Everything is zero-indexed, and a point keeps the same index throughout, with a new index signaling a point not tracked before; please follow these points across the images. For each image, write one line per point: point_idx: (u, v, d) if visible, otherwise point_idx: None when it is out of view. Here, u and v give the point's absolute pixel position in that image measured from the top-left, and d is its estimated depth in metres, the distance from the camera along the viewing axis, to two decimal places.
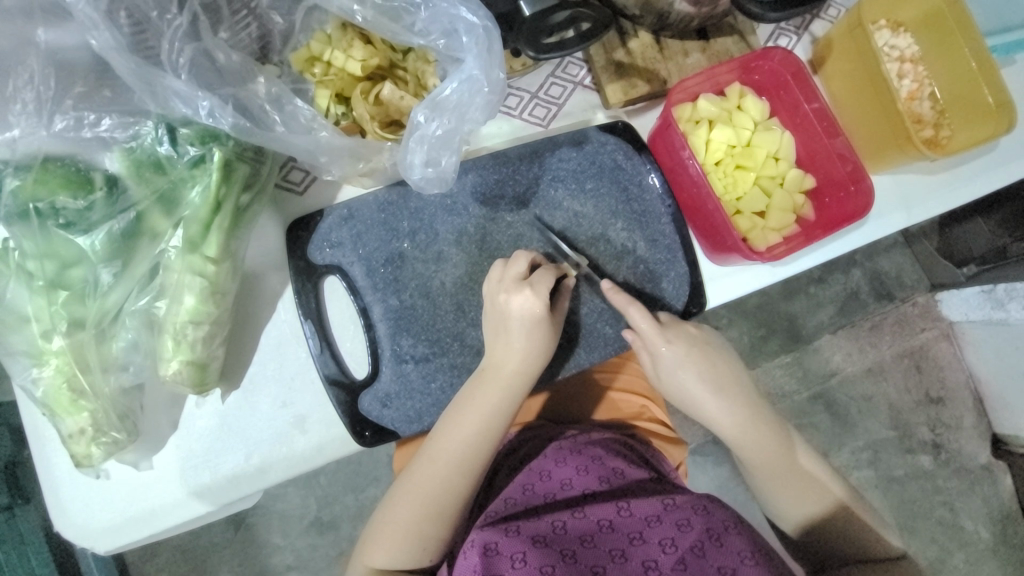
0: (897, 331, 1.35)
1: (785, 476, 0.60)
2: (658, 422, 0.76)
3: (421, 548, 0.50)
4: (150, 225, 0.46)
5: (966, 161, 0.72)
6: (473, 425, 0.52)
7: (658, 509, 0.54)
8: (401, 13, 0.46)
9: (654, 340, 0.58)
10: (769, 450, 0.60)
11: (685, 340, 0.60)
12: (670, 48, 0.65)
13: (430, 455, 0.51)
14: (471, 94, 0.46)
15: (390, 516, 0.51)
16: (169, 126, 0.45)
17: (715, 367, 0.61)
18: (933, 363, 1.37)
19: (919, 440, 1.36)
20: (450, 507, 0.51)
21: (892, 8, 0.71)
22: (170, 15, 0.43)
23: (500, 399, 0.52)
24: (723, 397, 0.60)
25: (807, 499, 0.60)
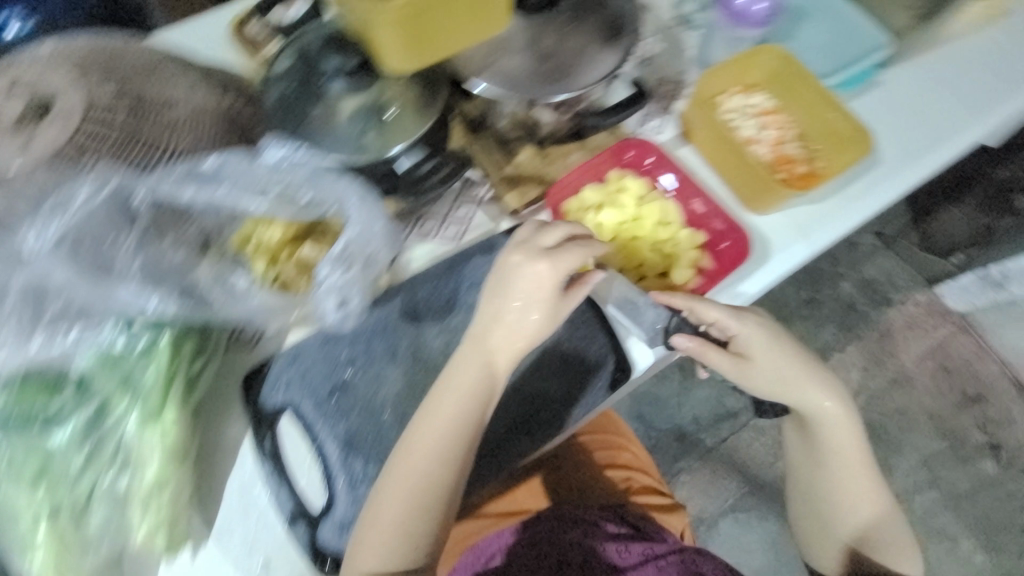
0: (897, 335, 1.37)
1: (843, 474, 0.69)
2: (647, 488, 0.89)
3: (409, 535, 0.55)
4: (115, 407, 0.54)
5: (851, 182, 0.78)
6: (447, 424, 0.56)
7: (649, 569, 0.71)
8: (296, 195, 0.59)
9: (737, 329, 0.65)
10: (840, 447, 0.69)
11: (772, 334, 0.67)
12: (553, 152, 0.74)
13: (407, 457, 0.56)
14: (368, 243, 0.60)
15: (374, 517, 0.55)
16: (128, 321, 0.54)
17: (806, 360, 0.68)
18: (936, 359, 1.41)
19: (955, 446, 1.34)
20: (434, 494, 0.55)
21: (742, 75, 0.79)
22: (122, 238, 0.55)
23: (464, 396, 0.57)
24: (817, 393, 0.67)
25: (866, 507, 0.70)
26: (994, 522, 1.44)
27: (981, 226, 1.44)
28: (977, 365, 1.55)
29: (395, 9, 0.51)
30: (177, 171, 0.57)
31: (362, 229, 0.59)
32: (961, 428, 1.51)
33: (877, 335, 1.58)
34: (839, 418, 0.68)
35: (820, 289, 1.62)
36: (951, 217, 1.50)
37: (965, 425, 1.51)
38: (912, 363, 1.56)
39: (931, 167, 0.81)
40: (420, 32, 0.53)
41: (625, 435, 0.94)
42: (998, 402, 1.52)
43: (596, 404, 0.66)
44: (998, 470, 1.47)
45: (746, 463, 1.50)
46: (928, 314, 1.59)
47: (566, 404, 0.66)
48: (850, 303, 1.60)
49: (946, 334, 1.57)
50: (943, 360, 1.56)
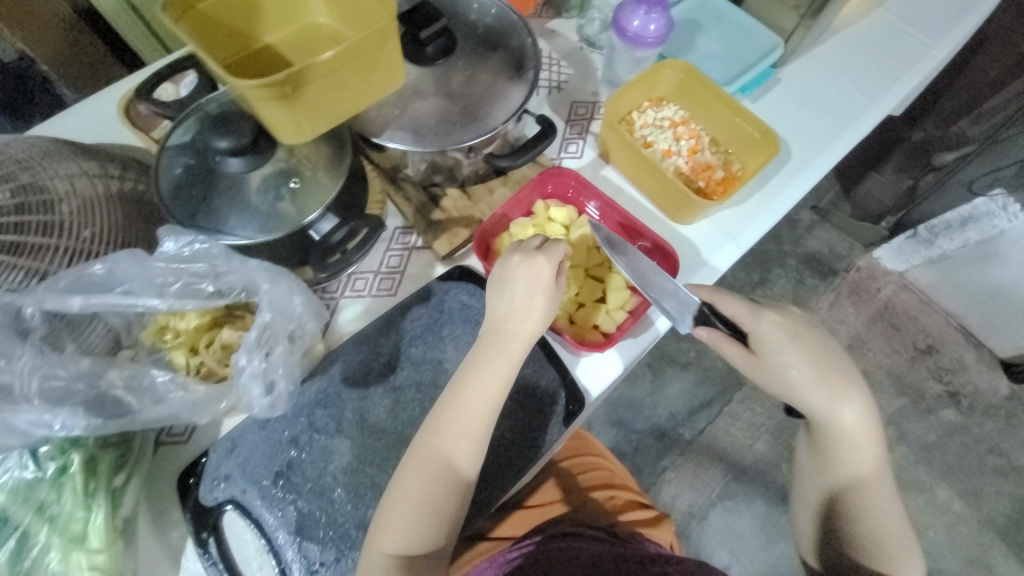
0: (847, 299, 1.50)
1: (868, 496, 0.62)
2: (629, 496, 0.90)
3: (428, 517, 0.55)
4: (33, 542, 0.49)
5: (769, 180, 0.81)
6: (473, 401, 0.56)
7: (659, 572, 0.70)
8: (201, 287, 0.57)
9: (748, 323, 0.61)
10: (861, 464, 0.62)
11: (792, 332, 0.61)
12: (477, 191, 0.75)
13: (433, 434, 0.56)
14: (282, 325, 0.56)
15: (397, 494, 0.55)
16: (32, 451, 0.51)
17: (831, 362, 0.61)
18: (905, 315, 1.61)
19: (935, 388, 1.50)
20: (457, 475, 0.56)
21: (649, 91, 0.83)
22: (14, 356, 0.50)
23: (489, 371, 0.57)
24: (840, 400, 0.60)
25: (874, 515, 0.62)
26: (964, 467, 1.50)
27: (904, 188, 1.57)
28: (922, 319, 1.64)
29: (262, 88, 0.50)
30: (63, 282, 0.51)
31: (277, 305, 0.56)
32: (918, 381, 1.58)
33: (828, 306, 1.64)
34: (862, 429, 0.61)
35: (769, 271, 1.67)
36: (875, 182, 1.63)
37: (921, 378, 1.58)
38: (864, 327, 1.63)
39: (840, 154, 0.85)
40: (296, 103, 0.54)
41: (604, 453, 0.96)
42: (946, 352, 1.61)
43: (554, 440, 0.65)
44: (958, 415, 1.55)
45: (728, 451, 1.52)
46: (870, 279, 1.67)
47: (525, 448, 0.64)
48: (799, 280, 1.67)
49: (888, 295, 1.66)
50: (891, 319, 1.64)
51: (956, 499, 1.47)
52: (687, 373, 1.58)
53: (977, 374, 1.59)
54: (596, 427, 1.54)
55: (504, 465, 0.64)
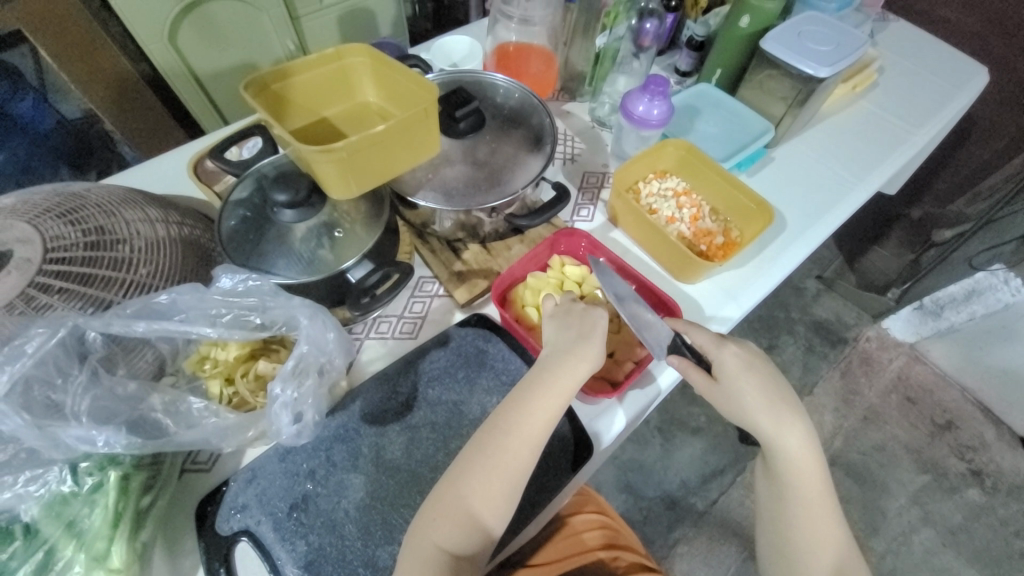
0: (868, 369, 1.65)
1: (820, 528, 0.64)
2: (634, 558, 0.87)
3: (474, 520, 0.57)
4: (60, 557, 0.51)
5: (767, 246, 0.87)
6: (538, 413, 0.61)
7: None
8: (249, 319, 0.62)
9: (713, 352, 0.67)
10: (807, 492, 0.64)
11: (747, 363, 0.66)
12: (496, 247, 0.82)
13: (501, 437, 0.59)
14: (316, 354, 0.60)
15: (456, 489, 0.57)
16: (72, 465, 0.53)
17: (782, 393, 0.65)
18: (919, 390, 1.63)
19: (957, 473, 1.51)
20: (511, 482, 0.58)
21: (654, 164, 0.92)
22: (72, 375, 0.55)
23: (558, 385, 0.62)
24: (787, 428, 0.64)
25: (826, 552, 0.65)
26: (996, 553, 1.42)
27: (908, 261, 1.63)
28: (938, 392, 1.63)
29: (323, 153, 0.60)
30: (128, 310, 0.57)
31: (312, 338, 0.60)
32: (939, 458, 1.53)
33: (840, 375, 1.64)
34: (806, 456, 0.64)
35: (778, 336, 1.69)
36: (877, 255, 1.74)
37: (942, 455, 1.54)
38: (878, 398, 1.61)
39: (834, 225, 0.92)
40: (349, 165, 0.62)
41: (608, 509, 0.95)
42: (966, 428, 1.58)
43: (562, 485, 0.66)
44: (984, 496, 1.49)
45: (743, 524, 1.46)
46: (881, 349, 1.68)
47: (534, 491, 0.65)
48: (808, 347, 1.68)
49: (900, 366, 1.66)
50: (906, 392, 1.62)
51: None
52: (696, 439, 1.56)
53: (999, 452, 1.55)
54: (604, 490, 1.50)
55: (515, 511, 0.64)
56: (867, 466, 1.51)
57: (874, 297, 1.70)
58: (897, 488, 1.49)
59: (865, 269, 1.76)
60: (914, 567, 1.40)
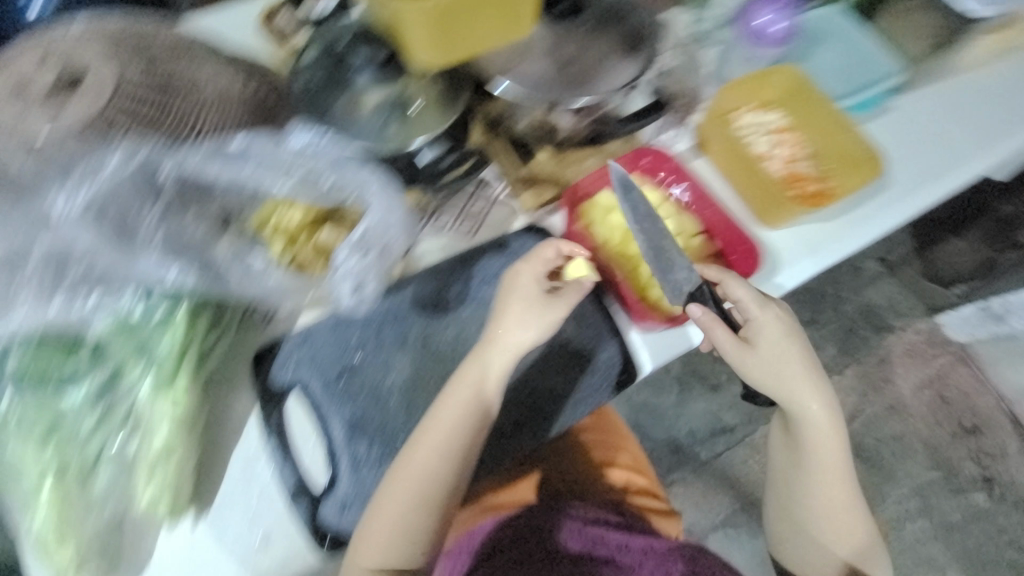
0: (908, 361, 1.57)
1: (830, 487, 0.67)
2: (642, 489, 0.89)
3: (405, 528, 0.58)
4: (128, 376, 0.54)
5: (865, 202, 0.79)
6: (458, 413, 0.58)
7: (640, 554, 0.71)
8: (316, 180, 0.61)
9: (755, 312, 0.64)
10: (824, 461, 0.66)
11: (789, 329, 0.65)
12: (569, 157, 0.75)
13: (408, 458, 0.58)
14: (380, 233, 0.61)
15: (379, 516, 0.57)
16: (147, 290, 0.55)
17: (811, 362, 0.65)
18: (954, 391, 1.56)
19: (969, 477, 1.49)
20: (432, 490, 0.58)
21: (759, 92, 0.82)
22: (145, 209, 0.56)
23: (474, 398, 0.59)
24: (811, 396, 0.64)
25: (833, 508, 0.68)
26: (982, 554, 1.45)
27: (988, 258, 1.45)
28: (976, 396, 1.55)
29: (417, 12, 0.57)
30: (203, 151, 0.58)
31: (382, 209, 0.61)
32: (954, 458, 1.51)
33: (876, 361, 1.57)
34: (830, 427, 0.65)
35: (821, 312, 1.60)
36: (951, 247, 1.52)
37: (958, 456, 1.51)
38: (911, 391, 1.55)
39: (945, 190, 0.82)
40: (439, 30, 0.60)
41: (626, 440, 0.93)
42: (993, 438, 1.52)
43: (598, 404, 0.67)
44: (989, 501, 1.48)
45: (741, 481, 1.50)
46: (929, 343, 1.58)
47: (571, 400, 0.67)
48: (850, 329, 1.59)
49: (944, 364, 1.57)
50: (941, 390, 1.55)
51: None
52: (712, 398, 1.54)
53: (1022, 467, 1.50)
54: None
55: (549, 413, 0.67)
56: (880, 453, 1.51)
57: (936, 290, 1.59)
58: (903, 476, 1.49)
59: (932, 257, 1.58)
60: (899, 552, 1.44)
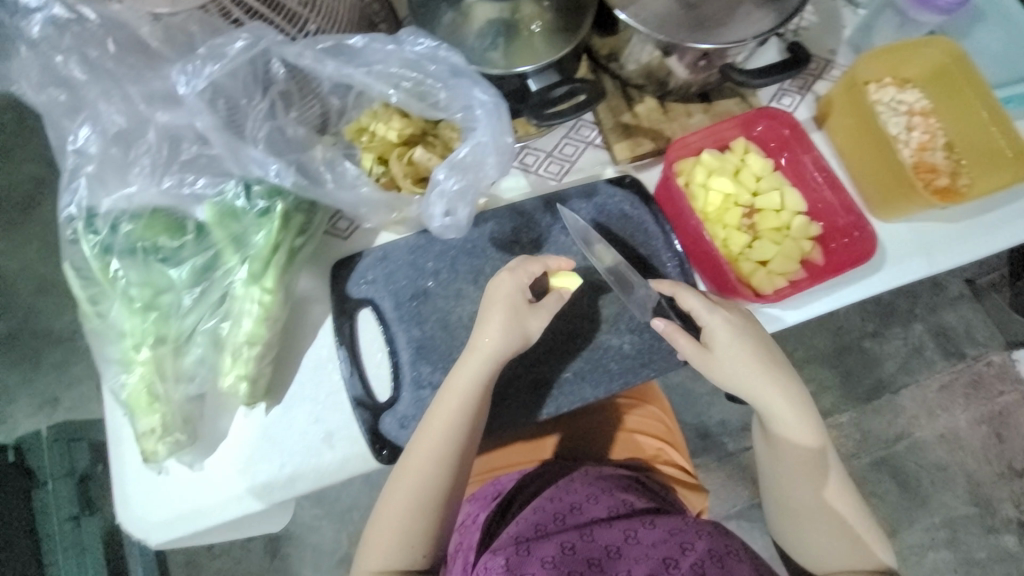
0: (970, 394, 1.23)
1: (818, 486, 0.60)
2: (675, 466, 0.75)
3: (412, 528, 0.55)
4: (224, 263, 0.56)
5: (996, 207, 0.71)
6: (460, 404, 0.56)
7: (664, 532, 0.56)
8: (428, 93, 0.58)
9: (703, 317, 0.60)
10: (805, 459, 0.60)
11: (739, 320, 0.60)
12: (674, 110, 0.71)
13: (409, 462, 0.56)
14: (483, 153, 0.56)
15: (382, 518, 0.56)
16: (247, 185, 0.56)
17: (771, 358, 0.60)
18: (1014, 431, 1.22)
19: (1004, 518, 1.19)
20: (433, 489, 0.55)
21: (897, 67, 0.73)
22: (254, 101, 0.55)
23: (464, 397, 0.56)
24: (776, 392, 0.59)
25: (826, 510, 0.60)
26: None
27: None
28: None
29: None
30: (321, 46, 0.54)
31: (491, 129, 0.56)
32: (996, 498, 1.20)
33: (937, 387, 1.23)
34: (802, 423, 0.60)
35: (890, 326, 1.25)
36: None
37: (999, 497, 1.20)
38: None
39: None
40: None
41: (663, 412, 0.79)
42: None
43: (665, 369, 0.64)
44: (1019, 546, 1.18)
45: None
46: (998, 378, 1.23)
47: (637, 361, 0.64)
48: (917, 349, 1.24)
49: (1010, 401, 1.23)
50: (999, 428, 1.22)
51: None
52: None
53: None
54: None
55: (614, 371, 0.64)
56: (920, 479, 1.20)
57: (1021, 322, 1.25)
58: (937, 507, 1.19)
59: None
60: None
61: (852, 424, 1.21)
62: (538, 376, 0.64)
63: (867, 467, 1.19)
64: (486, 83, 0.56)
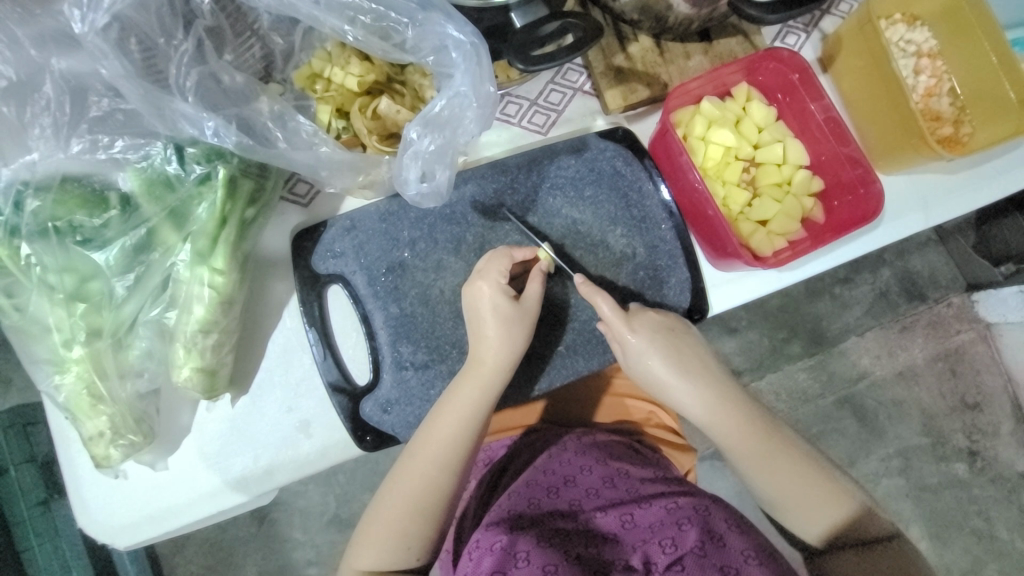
0: (930, 333, 1.27)
1: (779, 465, 0.57)
2: (665, 428, 0.74)
3: (403, 541, 0.53)
4: (161, 241, 0.48)
5: (994, 157, 0.68)
6: (459, 413, 0.53)
7: (660, 509, 0.55)
8: (392, 31, 0.48)
9: (617, 330, 0.56)
10: (755, 452, 0.57)
11: (651, 330, 0.57)
12: (671, 51, 0.64)
13: (408, 467, 0.53)
14: (462, 108, 0.48)
15: (379, 522, 0.53)
16: (177, 147, 0.47)
17: (691, 362, 0.57)
18: (968, 367, 1.29)
19: (954, 448, 1.28)
20: (432, 502, 0.53)
21: (908, 1, 0.66)
22: (176, 41, 0.45)
23: (462, 413, 0.53)
24: (701, 390, 0.57)
25: (797, 488, 0.57)
26: None
27: None
28: (983, 375, 1.29)
29: None
30: None
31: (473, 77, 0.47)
32: (947, 429, 1.28)
33: (899, 329, 1.27)
34: (735, 423, 0.57)
35: (859, 272, 1.26)
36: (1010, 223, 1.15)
37: (950, 428, 1.28)
38: None
39: None
40: None
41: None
42: None
43: None
44: (967, 472, 1.28)
45: None
46: (956, 319, 1.28)
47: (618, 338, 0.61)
48: (882, 293, 1.26)
49: (964, 340, 1.28)
50: (954, 364, 1.28)
51: (926, 543, 1.26)
52: None
53: None
54: None
55: (607, 343, 0.61)
56: (879, 414, 1.26)
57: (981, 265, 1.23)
58: (892, 439, 1.26)
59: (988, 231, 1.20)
60: None
61: (818, 366, 1.24)
62: (529, 351, 0.60)
63: (831, 406, 1.25)
64: (462, 17, 0.47)
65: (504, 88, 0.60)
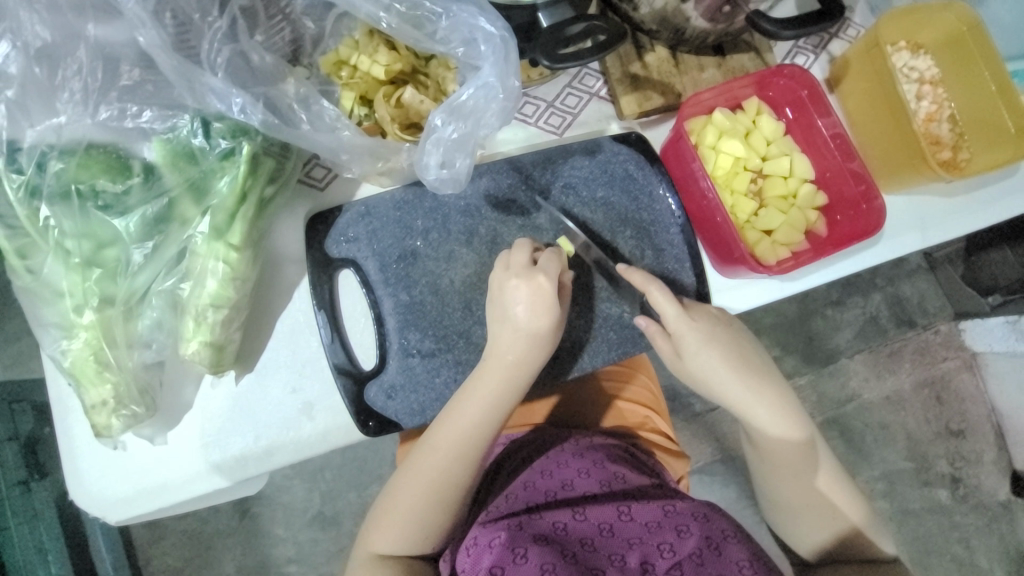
0: (917, 359, 1.30)
1: (808, 480, 0.58)
2: (661, 434, 0.75)
3: (420, 529, 0.53)
4: (181, 213, 0.49)
5: (990, 182, 0.70)
6: (478, 408, 0.53)
7: (657, 512, 0.56)
8: (423, 21, 0.50)
9: (672, 323, 0.56)
10: (790, 463, 0.58)
11: (710, 323, 0.57)
12: (686, 63, 0.66)
13: (421, 452, 0.53)
14: (487, 100, 0.49)
15: (391, 505, 0.53)
16: (203, 120, 0.48)
17: (748, 364, 0.58)
18: (953, 395, 1.31)
19: (937, 473, 1.30)
20: (448, 494, 0.53)
21: (912, 30, 0.69)
22: (211, 18, 0.46)
23: (482, 408, 0.53)
24: (759, 394, 0.57)
25: (819, 504, 0.58)
26: None
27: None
28: (968, 403, 1.32)
29: None
30: None
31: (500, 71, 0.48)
32: (931, 454, 1.30)
33: (888, 353, 1.29)
34: (785, 432, 0.57)
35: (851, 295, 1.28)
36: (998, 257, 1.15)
37: (934, 454, 1.30)
38: None
39: None
40: None
41: (652, 380, 0.78)
42: None
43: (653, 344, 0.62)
44: (949, 499, 1.30)
45: None
46: (943, 346, 1.31)
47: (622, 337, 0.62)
48: (872, 317, 1.29)
49: (949, 368, 1.31)
50: (940, 391, 1.31)
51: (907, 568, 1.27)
52: None
53: None
54: None
55: (611, 342, 0.62)
56: (866, 436, 1.28)
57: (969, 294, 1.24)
58: (878, 462, 1.28)
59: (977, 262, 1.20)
60: None
61: (808, 385, 1.26)
62: None
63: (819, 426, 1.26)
64: (493, 11, 0.48)
65: (524, 87, 0.62)
